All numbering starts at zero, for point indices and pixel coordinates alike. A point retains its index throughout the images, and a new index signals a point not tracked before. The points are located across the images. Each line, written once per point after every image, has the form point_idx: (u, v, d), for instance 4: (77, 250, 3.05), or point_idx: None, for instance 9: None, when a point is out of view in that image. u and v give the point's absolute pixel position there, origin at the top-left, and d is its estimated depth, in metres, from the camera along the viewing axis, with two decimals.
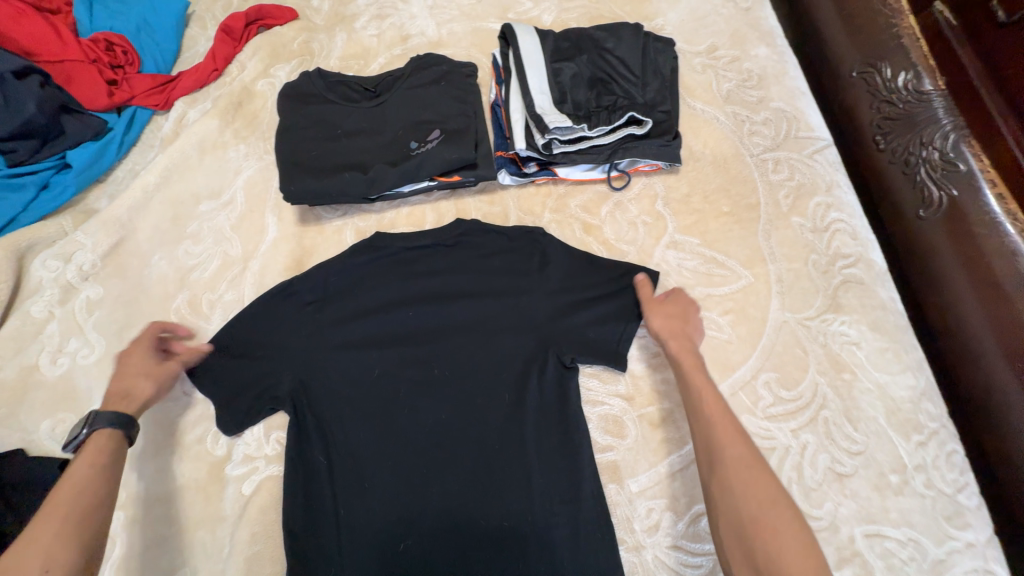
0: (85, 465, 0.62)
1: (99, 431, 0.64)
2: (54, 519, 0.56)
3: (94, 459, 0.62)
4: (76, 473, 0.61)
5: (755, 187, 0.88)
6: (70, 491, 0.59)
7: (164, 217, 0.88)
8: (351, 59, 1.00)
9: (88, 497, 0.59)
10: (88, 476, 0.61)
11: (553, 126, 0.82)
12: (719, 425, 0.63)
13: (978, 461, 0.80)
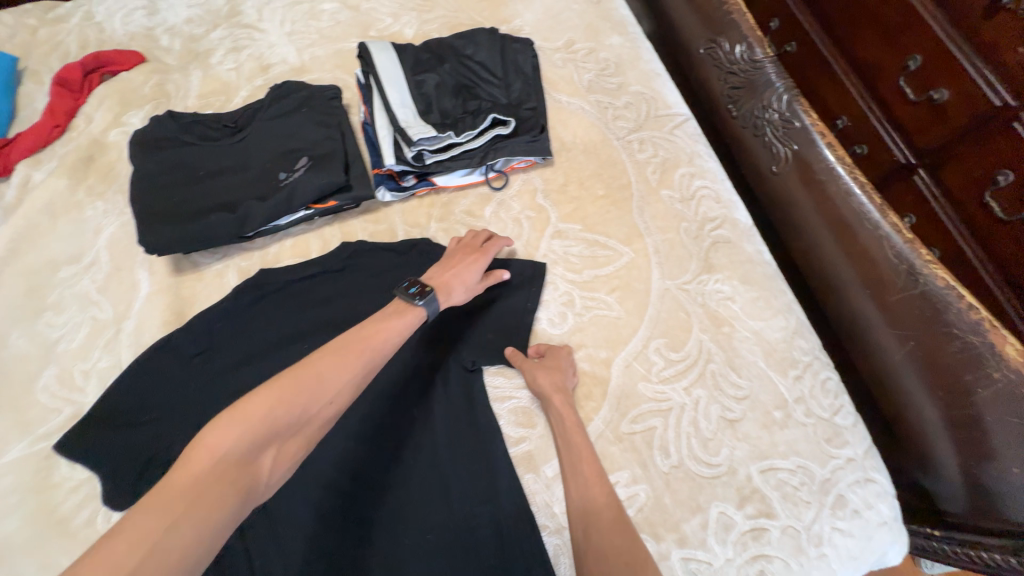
0: (390, 324, 0.69)
1: (421, 313, 0.72)
2: (331, 375, 0.61)
3: (403, 323, 0.70)
4: (379, 330, 0.68)
5: (625, 168, 0.93)
6: (363, 345, 0.66)
7: (18, 292, 0.81)
8: (210, 96, 0.96)
9: (378, 355, 0.66)
10: (392, 336, 0.69)
11: (418, 138, 0.84)
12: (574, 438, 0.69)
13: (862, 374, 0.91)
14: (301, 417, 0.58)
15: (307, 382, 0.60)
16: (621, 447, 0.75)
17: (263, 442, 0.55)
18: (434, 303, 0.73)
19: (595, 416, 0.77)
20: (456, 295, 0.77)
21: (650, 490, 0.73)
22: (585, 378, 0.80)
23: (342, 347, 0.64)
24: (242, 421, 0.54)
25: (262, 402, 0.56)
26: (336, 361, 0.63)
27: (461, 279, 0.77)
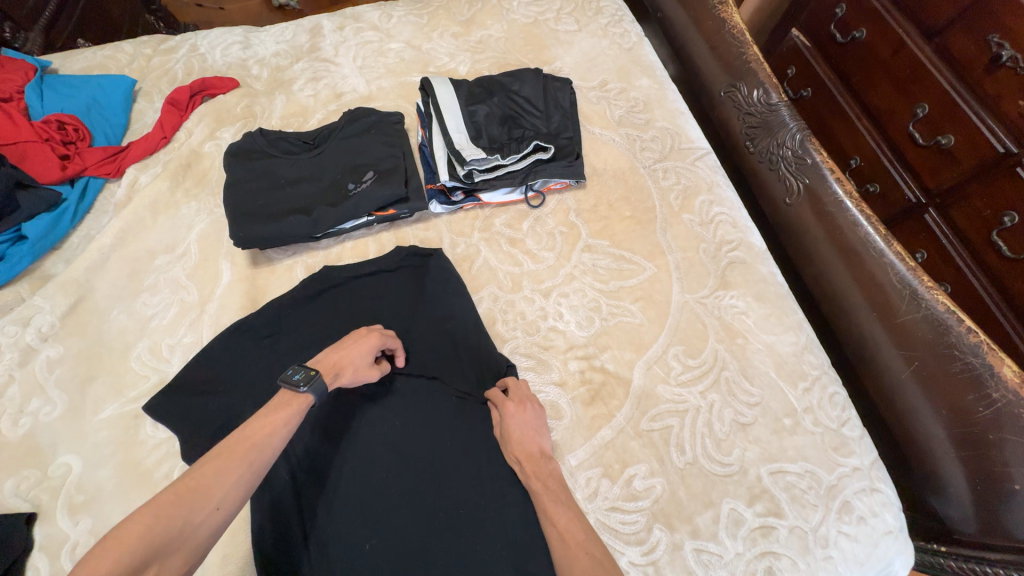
0: (274, 421, 0.66)
1: (306, 399, 0.70)
2: (220, 479, 0.58)
3: (287, 417, 0.67)
4: (264, 426, 0.65)
5: (650, 193, 1.04)
6: (252, 442, 0.63)
7: (121, 274, 0.94)
8: (291, 117, 1.12)
9: (270, 453, 0.64)
10: (278, 429, 0.66)
11: (470, 158, 0.96)
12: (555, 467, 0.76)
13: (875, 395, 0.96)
14: (185, 531, 0.53)
15: (204, 484, 0.57)
16: (640, 442, 0.82)
17: (147, 562, 0.50)
18: (324, 384, 0.72)
19: (617, 412, 0.85)
20: (346, 377, 0.77)
21: (666, 483, 0.80)
22: (608, 377, 0.88)
23: (231, 447, 0.61)
24: (116, 549, 0.49)
25: (140, 523, 0.51)
26: (226, 464, 0.60)
27: (352, 364, 0.78)
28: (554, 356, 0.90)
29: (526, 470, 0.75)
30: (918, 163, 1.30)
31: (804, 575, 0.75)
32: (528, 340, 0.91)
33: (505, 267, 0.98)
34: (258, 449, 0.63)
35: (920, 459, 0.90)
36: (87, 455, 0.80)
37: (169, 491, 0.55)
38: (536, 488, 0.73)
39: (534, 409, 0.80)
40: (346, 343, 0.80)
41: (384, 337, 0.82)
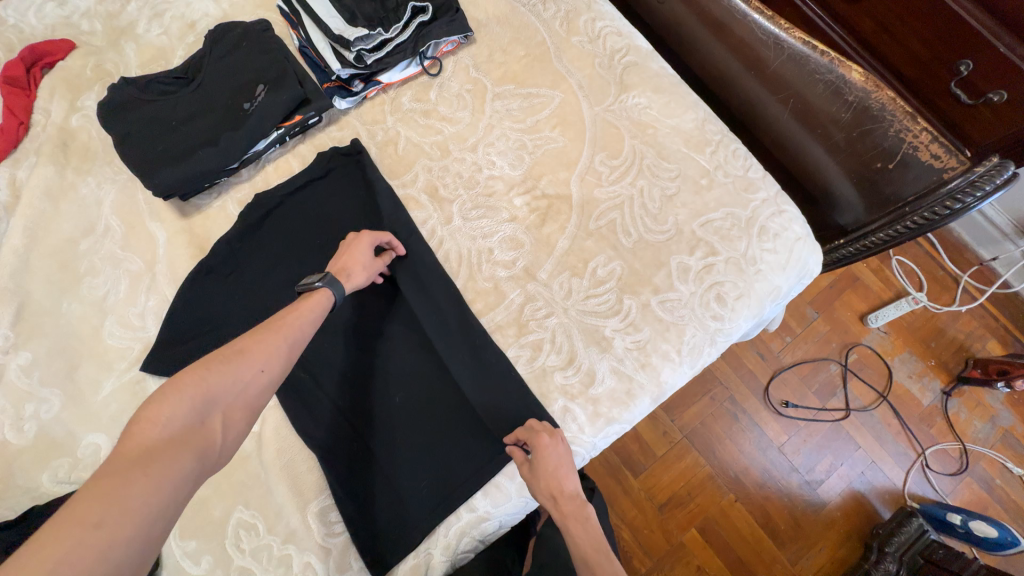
0: (301, 309, 0.73)
1: (325, 293, 0.76)
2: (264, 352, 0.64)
3: (312, 307, 0.74)
4: (292, 311, 0.71)
5: (537, 28, 1.07)
6: (283, 324, 0.69)
7: (52, 270, 0.92)
8: (151, 63, 1.04)
9: (302, 332, 0.70)
10: (304, 316, 0.72)
11: (354, 39, 0.95)
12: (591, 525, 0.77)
13: (767, 145, 1.13)
14: (238, 387, 0.60)
15: (248, 350, 0.63)
16: (593, 240, 0.94)
17: (209, 410, 0.57)
18: (337, 282, 0.78)
19: (567, 224, 0.96)
20: (358, 276, 0.82)
21: (624, 262, 0.93)
22: (552, 200, 0.98)
23: (265, 325, 0.68)
24: (179, 391, 0.56)
25: (192, 377, 0.58)
26: (265, 338, 0.66)
27: (358, 263, 0.83)
28: (499, 200, 0.98)
29: (563, 510, 0.78)
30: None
31: (745, 290, 0.93)
32: (472, 195, 0.98)
33: (428, 139, 1.01)
34: (291, 336, 0.68)
35: (814, 181, 1.08)
36: (108, 429, 0.84)
37: (220, 357, 0.61)
38: (573, 528, 0.77)
39: (566, 447, 0.80)
40: (345, 247, 0.85)
41: (376, 234, 0.87)
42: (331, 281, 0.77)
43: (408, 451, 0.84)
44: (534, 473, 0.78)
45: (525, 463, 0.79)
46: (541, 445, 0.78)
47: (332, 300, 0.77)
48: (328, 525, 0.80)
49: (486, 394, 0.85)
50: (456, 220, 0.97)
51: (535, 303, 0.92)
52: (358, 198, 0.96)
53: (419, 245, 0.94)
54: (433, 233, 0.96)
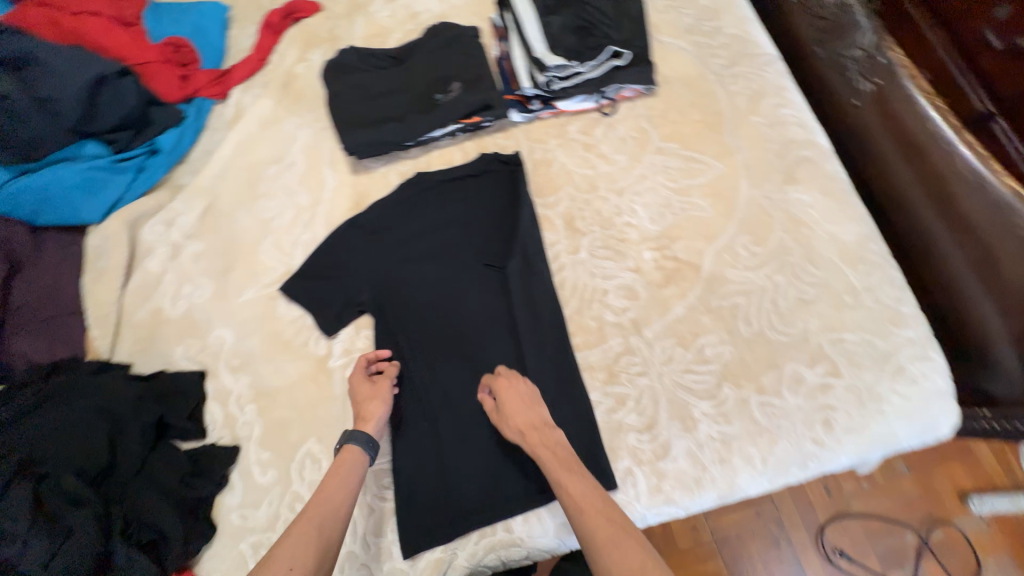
0: (336, 476, 0.76)
1: (352, 448, 0.79)
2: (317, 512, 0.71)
3: (348, 471, 0.76)
4: (333, 477, 0.76)
5: (718, 98, 1.09)
6: (318, 505, 0.72)
7: (240, 183, 1.08)
8: (372, 38, 1.20)
9: (338, 508, 0.72)
10: (340, 485, 0.75)
11: (551, 65, 1.02)
12: (564, 480, 0.72)
13: (922, 288, 1.03)
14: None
15: (285, 545, 0.66)
16: (711, 317, 0.92)
17: None
18: (356, 430, 0.81)
19: (689, 292, 0.95)
20: (376, 409, 0.83)
21: (735, 350, 0.90)
22: (680, 264, 0.97)
23: (306, 510, 0.71)
24: None
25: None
26: (301, 521, 0.70)
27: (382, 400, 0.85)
28: (629, 247, 0.99)
29: (530, 440, 0.78)
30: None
31: (858, 426, 0.86)
32: (605, 234, 1.01)
33: (581, 170, 1.06)
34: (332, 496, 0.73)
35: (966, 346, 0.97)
36: (236, 328, 0.97)
37: (260, 563, 0.65)
38: (545, 457, 0.76)
39: (527, 383, 0.84)
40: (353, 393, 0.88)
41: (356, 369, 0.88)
42: (352, 437, 0.80)
43: (471, 451, 0.87)
44: (501, 414, 0.81)
45: (493, 403, 0.84)
46: (510, 383, 0.83)
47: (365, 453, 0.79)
48: (379, 488, 0.85)
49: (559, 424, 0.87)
50: (583, 253, 0.99)
51: (631, 357, 0.91)
52: (505, 202, 1.02)
53: (541, 265, 0.97)
54: (557, 258, 0.99)
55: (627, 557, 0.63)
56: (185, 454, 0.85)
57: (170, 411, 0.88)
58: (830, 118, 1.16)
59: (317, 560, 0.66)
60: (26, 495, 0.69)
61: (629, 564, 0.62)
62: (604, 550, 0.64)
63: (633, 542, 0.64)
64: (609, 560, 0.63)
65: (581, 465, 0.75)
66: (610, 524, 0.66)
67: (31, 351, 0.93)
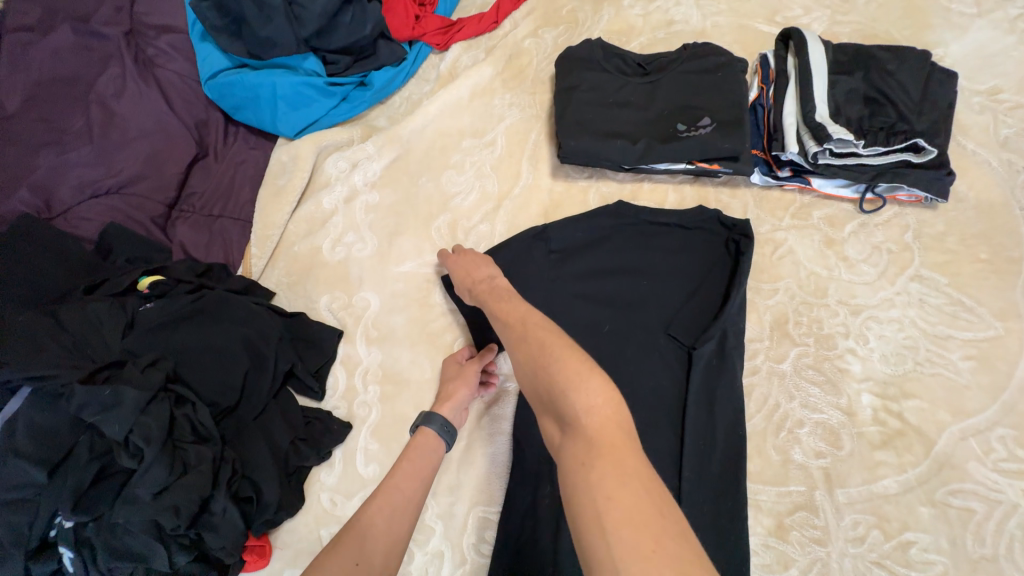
0: (406, 461, 0.69)
1: (425, 433, 0.73)
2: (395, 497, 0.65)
3: (417, 454, 0.71)
4: (404, 461, 0.69)
5: (1021, 241, 0.85)
6: (390, 488, 0.66)
7: (433, 145, 1.00)
8: (615, 34, 1.06)
9: (412, 497, 0.66)
10: (409, 469, 0.69)
11: (834, 136, 0.83)
12: (508, 309, 0.67)
13: None
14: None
15: (356, 532, 0.61)
16: (931, 512, 0.73)
17: None
18: (433, 414, 0.75)
19: (910, 468, 0.75)
20: (459, 393, 0.77)
21: (951, 568, 0.70)
22: (907, 428, 0.77)
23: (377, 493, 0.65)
24: None
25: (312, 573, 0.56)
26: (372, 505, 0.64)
27: (465, 384, 0.78)
28: (846, 381, 0.81)
29: (477, 291, 0.76)
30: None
31: None
32: (819, 353, 0.83)
33: (812, 266, 0.88)
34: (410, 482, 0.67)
35: None
36: (384, 298, 0.90)
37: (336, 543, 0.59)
38: (484, 298, 0.73)
39: (473, 248, 0.84)
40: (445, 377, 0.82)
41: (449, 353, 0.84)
42: (424, 417, 0.74)
43: None
44: (451, 278, 0.82)
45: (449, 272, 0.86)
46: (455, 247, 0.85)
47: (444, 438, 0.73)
48: (479, 539, 0.76)
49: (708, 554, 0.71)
50: (786, 365, 0.82)
51: (811, 516, 0.74)
52: (716, 274, 0.86)
53: (735, 363, 0.81)
54: (752, 358, 0.83)
55: (534, 345, 0.59)
56: (302, 414, 0.80)
57: (301, 362, 0.83)
58: None
59: (389, 549, 0.61)
60: (166, 414, 0.65)
61: (527, 349, 0.60)
62: (514, 340, 0.62)
63: (535, 329, 0.61)
64: (517, 353, 0.61)
65: (515, 293, 0.71)
66: (522, 324, 0.63)
67: (189, 244, 0.90)
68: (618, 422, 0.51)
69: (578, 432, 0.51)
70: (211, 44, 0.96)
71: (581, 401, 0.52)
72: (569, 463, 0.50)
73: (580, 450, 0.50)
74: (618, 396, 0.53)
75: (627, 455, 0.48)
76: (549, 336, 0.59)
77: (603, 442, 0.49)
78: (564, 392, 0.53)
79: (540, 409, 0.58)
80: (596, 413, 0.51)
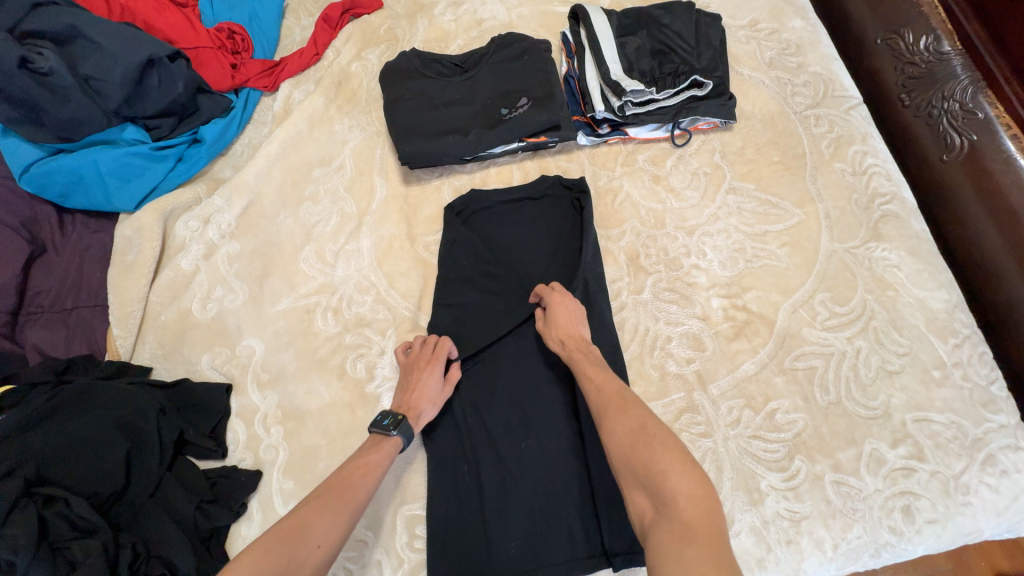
0: (368, 460, 0.68)
1: (397, 443, 0.72)
2: (349, 493, 0.64)
3: (378, 459, 0.69)
4: (366, 460, 0.68)
5: (800, 139, 1.02)
6: (353, 481, 0.65)
7: (284, 182, 1.01)
8: (433, 42, 1.13)
9: (366, 493, 0.65)
10: (371, 469, 0.68)
11: (628, 89, 0.95)
12: (594, 374, 0.71)
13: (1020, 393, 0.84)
14: (297, 560, 0.55)
15: (316, 520, 0.59)
16: (784, 379, 0.85)
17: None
18: (410, 428, 0.74)
19: (761, 348, 0.87)
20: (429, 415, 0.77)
21: (809, 420, 0.82)
22: (752, 317, 0.89)
23: (340, 486, 0.64)
24: (257, 560, 0.54)
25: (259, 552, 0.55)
26: (338, 498, 0.63)
27: (433, 402, 0.78)
28: (696, 293, 0.92)
29: (568, 349, 0.76)
30: (1004, 22, 0.88)
31: (942, 517, 0.76)
32: (671, 275, 0.93)
33: (648, 204, 0.99)
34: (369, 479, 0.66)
35: None
36: (267, 340, 0.90)
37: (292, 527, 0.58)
38: (577, 361, 0.74)
39: (576, 302, 0.82)
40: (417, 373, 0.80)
41: (441, 357, 0.80)
42: (404, 424, 0.73)
43: (515, 504, 0.77)
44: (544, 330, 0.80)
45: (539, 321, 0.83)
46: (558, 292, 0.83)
47: (403, 446, 0.73)
48: (411, 537, 0.78)
49: (614, 480, 0.76)
50: (646, 293, 0.92)
51: (694, 415, 0.84)
52: (570, 232, 0.94)
53: (603, 306, 0.88)
54: (617, 296, 0.93)
55: (614, 411, 0.65)
56: (205, 477, 0.79)
57: (192, 426, 0.81)
58: (910, 181, 1.01)
59: (342, 536, 0.60)
60: (33, 519, 0.63)
61: (630, 423, 0.62)
62: (611, 411, 0.65)
63: (635, 408, 0.64)
64: (613, 424, 0.63)
65: (609, 364, 0.73)
66: (618, 396, 0.67)
67: (44, 344, 0.85)
68: (716, 516, 0.52)
69: (674, 516, 0.52)
70: (16, 138, 0.92)
71: (681, 488, 0.54)
72: (656, 544, 0.51)
73: (675, 533, 0.51)
74: (713, 491, 0.54)
75: (721, 548, 0.49)
76: (642, 411, 0.63)
77: (698, 532, 0.50)
78: (667, 476, 0.55)
79: (629, 480, 0.58)
80: (697, 505, 0.52)
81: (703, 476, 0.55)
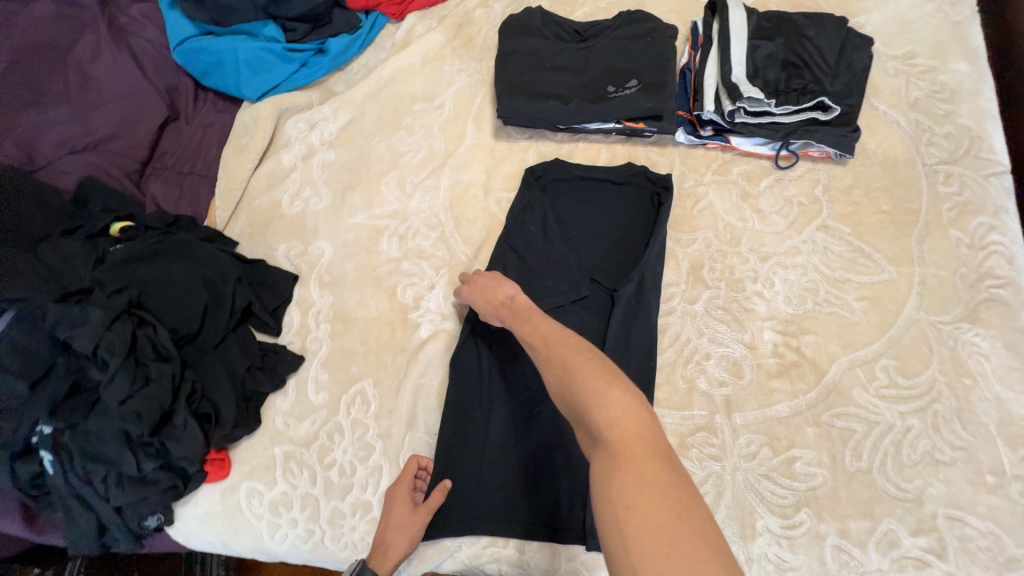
0: None
1: None
2: None
3: None
4: None
5: (919, 194, 0.93)
6: None
7: (386, 109, 1.07)
8: (560, 4, 1.12)
9: None
10: None
11: (745, 95, 0.90)
12: (528, 330, 0.70)
13: None
14: None
15: None
16: (816, 432, 0.81)
17: None
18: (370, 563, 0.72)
19: (801, 394, 0.84)
20: (398, 546, 0.74)
21: (830, 479, 0.79)
22: (802, 360, 0.86)
23: None
24: None
25: None
26: None
27: (402, 531, 0.75)
28: (751, 320, 0.89)
29: (503, 313, 0.77)
30: None
31: None
32: (729, 295, 0.91)
33: (728, 218, 0.95)
34: None
35: None
36: (336, 247, 0.98)
37: None
38: (512, 320, 0.74)
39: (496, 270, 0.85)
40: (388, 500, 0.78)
41: (407, 480, 0.79)
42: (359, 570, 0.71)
43: (515, 459, 0.81)
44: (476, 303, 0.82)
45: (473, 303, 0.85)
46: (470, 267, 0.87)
47: None
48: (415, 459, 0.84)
49: None
50: (699, 306, 0.91)
51: (710, 436, 0.83)
52: (642, 224, 0.94)
53: (651, 304, 0.88)
54: (669, 299, 0.91)
55: (547, 364, 0.64)
56: (258, 345, 0.89)
57: (258, 300, 0.92)
58: None
59: None
60: (128, 331, 0.75)
61: (560, 370, 0.61)
62: (545, 365, 0.64)
63: (563, 348, 0.63)
64: (549, 377, 0.62)
65: (536, 311, 0.73)
66: (546, 346, 0.65)
67: (161, 198, 0.98)
68: (645, 429, 0.51)
69: (605, 445, 0.51)
70: (179, 13, 1.04)
71: (606, 415, 0.53)
72: (597, 478, 0.50)
73: (606, 460, 0.50)
74: (644, 409, 0.53)
75: (653, 466, 0.48)
76: (568, 351, 0.62)
77: (632, 456, 0.49)
78: (591, 407, 0.54)
79: (571, 424, 0.58)
80: (622, 426, 0.51)
81: (635, 402, 0.53)
